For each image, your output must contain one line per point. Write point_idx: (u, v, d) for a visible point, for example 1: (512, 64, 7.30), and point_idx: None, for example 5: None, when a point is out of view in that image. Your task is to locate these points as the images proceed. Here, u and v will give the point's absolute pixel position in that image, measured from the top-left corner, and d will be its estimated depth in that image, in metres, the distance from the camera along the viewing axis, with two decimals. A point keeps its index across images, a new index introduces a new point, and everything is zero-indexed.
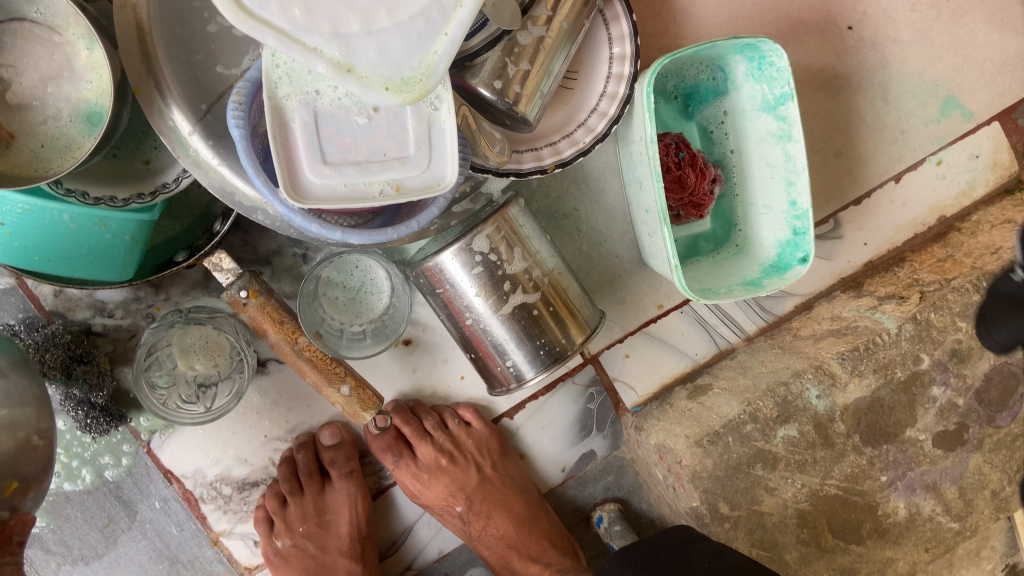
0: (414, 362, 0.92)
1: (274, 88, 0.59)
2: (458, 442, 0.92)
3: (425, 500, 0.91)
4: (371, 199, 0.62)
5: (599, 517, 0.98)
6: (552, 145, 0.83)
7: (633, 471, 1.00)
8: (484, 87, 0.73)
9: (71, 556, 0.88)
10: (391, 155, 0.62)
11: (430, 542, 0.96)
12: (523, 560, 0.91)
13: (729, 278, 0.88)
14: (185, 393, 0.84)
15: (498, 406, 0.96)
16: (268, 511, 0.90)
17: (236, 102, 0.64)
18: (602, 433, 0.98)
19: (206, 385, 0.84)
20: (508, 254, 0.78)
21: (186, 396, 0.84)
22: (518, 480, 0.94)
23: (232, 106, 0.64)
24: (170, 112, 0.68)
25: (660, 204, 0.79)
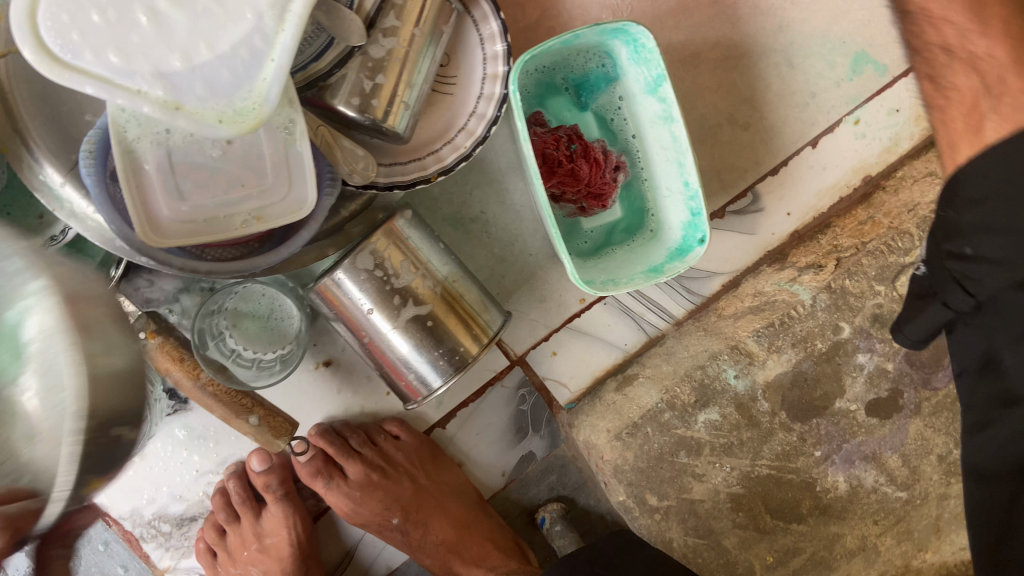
0: (337, 383, 0.93)
1: (125, 133, 0.66)
2: (389, 456, 0.93)
3: (362, 517, 0.92)
4: (232, 230, 0.71)
5: (542, 517, 0.97)
6: (434, 153, 0.82)
7: (576, 468, 0.99)
8: (343, 105, 0.73)
9: None
10: (253, 185, 0.71)
11: (378, 558, 0.97)
12: (466, 564, 0.94)
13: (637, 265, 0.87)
14: None
15: (428, 417, 0.96)
16: (208, 541, 0.93)
17: (86, 151, 0.67)
18: (539, 433, 0.97)
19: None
20: (395, 268, 0.78)
21: None
22: (454, 486, 0.95)
23: (84, 155, 0.67)
24: (41, 167, 0.73)
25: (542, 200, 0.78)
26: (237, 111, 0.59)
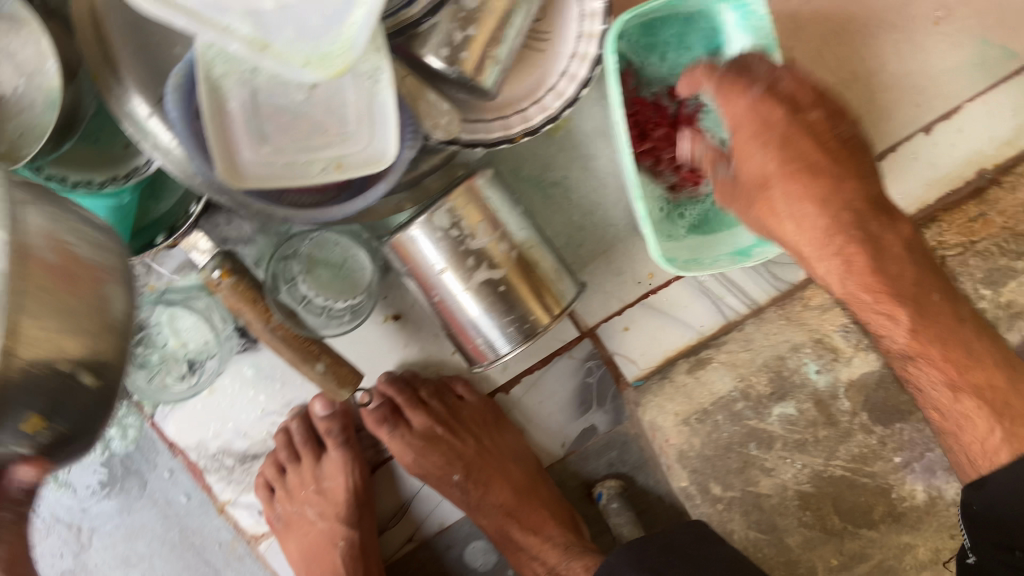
0: (403, 338, 0.93)
1: (212, 67, 0.64)
2: (455, 411, 0.95)
3: (422, 470, 0.93)
4: (311, 176, 0.69)
5: (599, 493, 0.96)
6: (522, 112, 0.79)
7: (639, 447, 0.97)
8: (433, 56, 0.71)
9: (91, 520, 0.94)
10: (332, 130, 0.69)
11: (431, 513, 0.97)
12: (523, 530, 0.92)
13: (721, 247, 0.83)
14: (174, 370, 0.87)
15: (492, 380, 0.94)
16: (268, 479, 0.93)
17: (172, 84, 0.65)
18: (602, 408, 0.95)
19: (194, 363, 0.88)
20: (473, 228, 0.78)
21: (175, 373, 0.87)
22: (517, 451, 0.95)
23: (170, 88, 0.65)
24: (128, 98, 0.70)
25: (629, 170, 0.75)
26: None
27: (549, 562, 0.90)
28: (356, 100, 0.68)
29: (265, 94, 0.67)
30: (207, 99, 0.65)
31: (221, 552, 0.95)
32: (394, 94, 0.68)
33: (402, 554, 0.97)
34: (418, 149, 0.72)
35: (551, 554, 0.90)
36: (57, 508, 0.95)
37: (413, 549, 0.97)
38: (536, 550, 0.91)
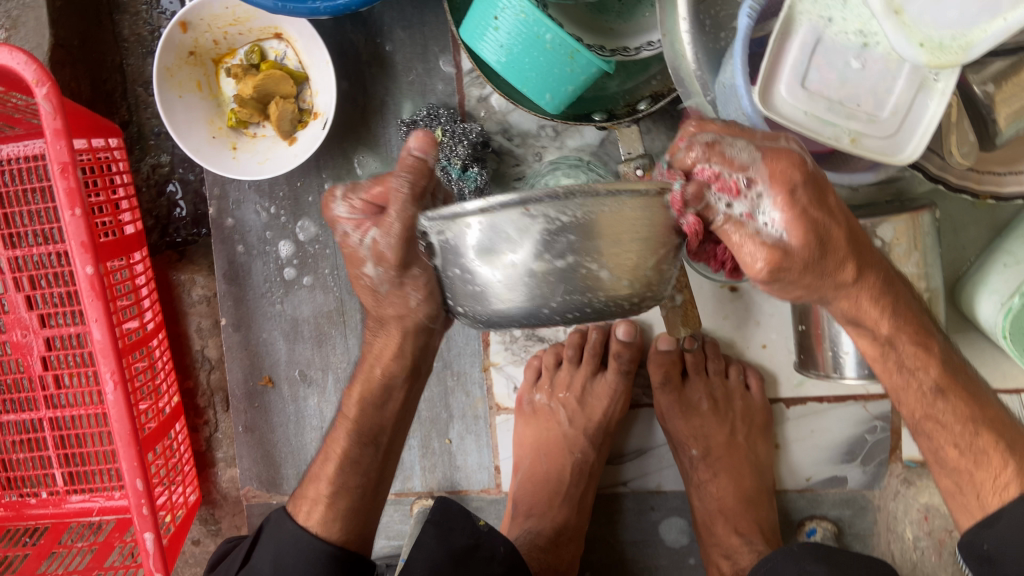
0: (728, 310, 0.94)
1: (797, 2, 0.68)
2: (729, 396, 0.93)
3: (672, 428, 0.93)
4: (827, 139, 0.70)
5: (812, 529, 0.95)
6: (997, 174, 0.78)
7: (873, 518, 0.96)
8: (977, 86, 0.72)
9: (372, 317, 0.98)
10: (863, 108, 0.70)
11: (653, 472, 0.99)
12: (728, 529, 0.90)
13: None
14: None
15: (781, 388, 0.96)
16: (542, 364, 0.97)
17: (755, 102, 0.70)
18: (864, 466, 0.95)
19: None
20: (905, 254, 0.78)
21: None
22: (762, 461, 0.93)
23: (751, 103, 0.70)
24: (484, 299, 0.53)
25: None
26: (940, 46, 0.62)
27: (739, 564, 0.88)
28: (906, 92, 0.69)
29: (828, 46, 0.69)
30: (780, 24, 0.69)
31: (463, 404, 0.99)
32: (943, 107, 0.68)
33: (608, 491, 1.00)
34: (921, 160, 0.76)
35: (744, 555, 0.87)
36: (348, 291, 0.97)
37: (621, 494, 0.99)
38: (733, 552, 0.89)
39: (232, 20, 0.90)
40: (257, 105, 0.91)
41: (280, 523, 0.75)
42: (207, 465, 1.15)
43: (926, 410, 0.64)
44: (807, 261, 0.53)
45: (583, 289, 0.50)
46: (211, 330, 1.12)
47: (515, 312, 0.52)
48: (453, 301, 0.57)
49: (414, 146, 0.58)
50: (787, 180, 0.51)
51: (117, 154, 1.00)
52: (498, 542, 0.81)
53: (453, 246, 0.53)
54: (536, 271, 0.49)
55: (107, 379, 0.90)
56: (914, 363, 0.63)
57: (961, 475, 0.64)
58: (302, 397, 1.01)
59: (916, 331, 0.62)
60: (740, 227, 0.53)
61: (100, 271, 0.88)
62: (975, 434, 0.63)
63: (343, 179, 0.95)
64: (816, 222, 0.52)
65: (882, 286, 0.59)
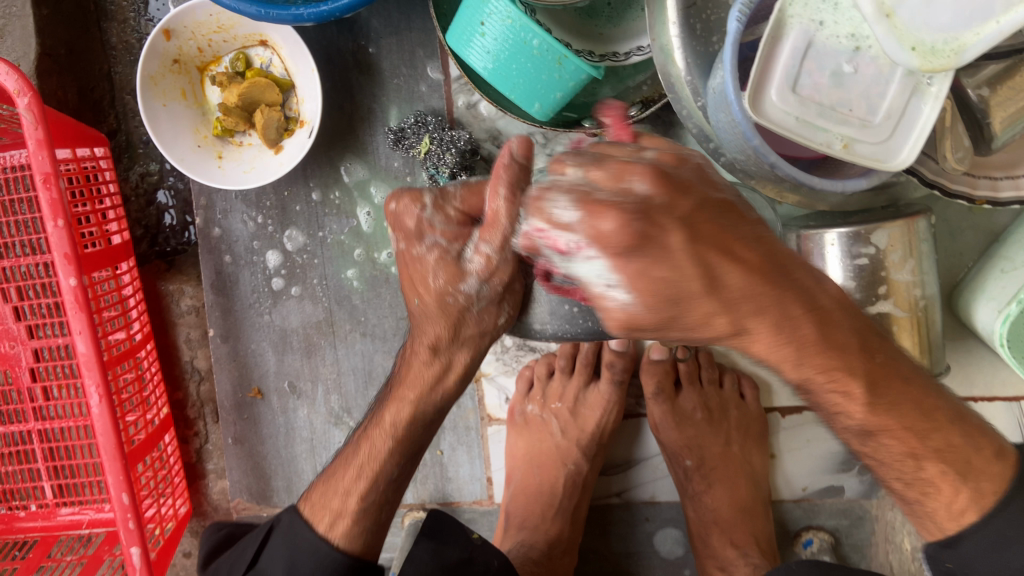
0: None
1: (787, 6, 0.67)
2: (724, 405, 0.91)
3: (666, 439, 0.92)
4: (818, 144, 0.68)
5: (808, 540, 0.94)
6: (992, 179, 0.76)
7: (870, 528, 0.94)
8: (971, 90, 0.71)
9: (361, 327, 0.96)
10: (855, 113, 0.68)
11: (647, 483, 0.98)
12: (724, 541, 0.89)
13: None
14: None
15: (776, 397, 0.94)
16: (534, 374, 0.95)
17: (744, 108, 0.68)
18: (861, 476, 0.93)
19: None
20: (900, 262, 0.76)
21: None
22: (757, 471, 0.92)
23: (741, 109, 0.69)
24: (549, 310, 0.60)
25: None
26: (933, 51, 0.61)
27: None
28: (899, 96, 0.68)
29: (819, 50, 0.67)
30: (770, 28, 0.67)
31: (454, 414, 0.97)
32: (937, 112, 0.67)
33: (602, 502, 0.98)
34: (915, 166, 0.75)
35: (740, 567, 0.87)
36: (337, 301, 0.96)
37: (615, 505, 0.98)
38: (729, 565, 0.87)
39: (216, 28, 0.88)
40: (242, 113, 0.90)
41: (295, 528, 0.73)
42: (198, 477, 1.13)
43: (907, 451, 0.57)
44: (659, 322, 0.43)
45: (621, 324, 0.59)
46: (200, 341, 1.11)
47: (580, 332, 0.60)
48: (534, 319, 0.63)
49: (516, 150, 0.52)
50: (609, 244, 0.40)
51: (103, 164, 0.99)
52: (492, 555, 0.79)
53: (533, 267, 0.60)
54: (574, 308, 0.59)
55: (93, 393, 0.89)
56: (879, 405, 0.55)
57: (914, 504, 0.60)
58: (292, 409, 1.00)
59: (831, 375, 0.51)
60: (581, 282, 0.43)
61: (84, 283, 0.87)
62: (919, 467, 0.58)
63: (331, 188, 0.93)
64: (666, 281, 0.41)
65: (787, 320, 0.47)
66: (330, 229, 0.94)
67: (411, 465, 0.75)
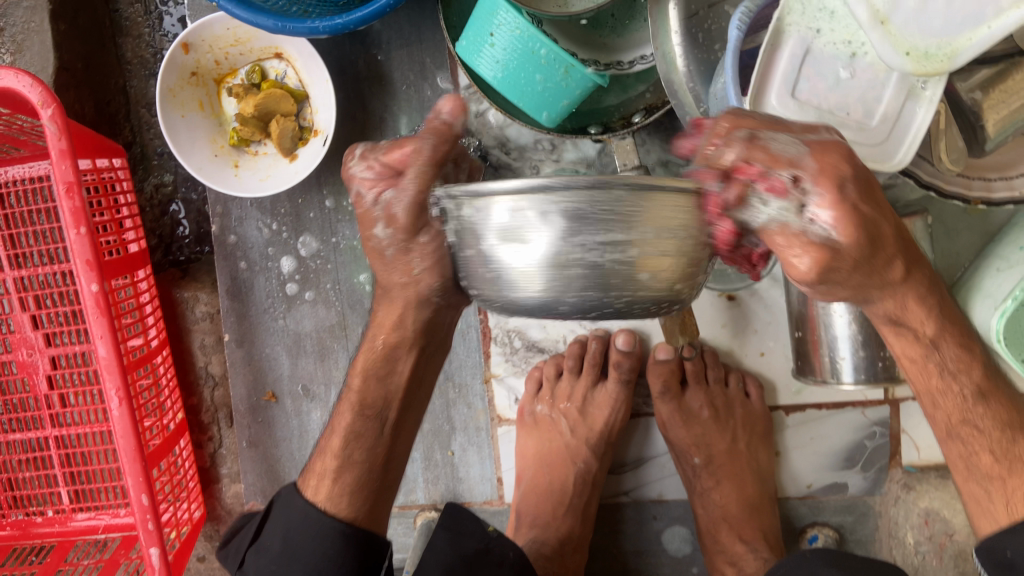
0: (726, 319, 0.95)
1: (785, 15, 0.70)
2: (730, 403, 0.94)
3: (674, 437, 0.94)
4: None
5: (813, 536, 0.96)
6: (986, 180, 0.79)
7: (874, 524, 0.96)
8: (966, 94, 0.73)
9: (374, 330, 0.99)
10: (853, 117, 0.71)
11: (655, 482, 1.00)
12: (733, 536, 0.90)
13: None
14: None
15: (780, 396, 0.96)
16: (543, 375, 0.97)
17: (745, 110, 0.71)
18: (864, 472, 0.95)
19: None
20: None
21: None
22: (763, 468, 0.94)
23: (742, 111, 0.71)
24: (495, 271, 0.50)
25: None
26: (926, 55, 0.63)
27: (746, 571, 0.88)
28: (895, 100, 0.70)
29: (816, 57, 0.70)
30: (769, 36, 0.70)
31: (465, 416, 0.99)
32: (932, 114, 0.69)
33: (611, 501, 1.00)
34: (911, 167, 0.77)
35: (750, 562, 0.88)
36: (350, 305, 0.98)
37: (623, 503, 0.99)
38: (738, 560, 0.89)
39: (233, 41, 0.91)
40: (258, 123, 0.92)
41: (290, 497, 0.76)
42: (212, 481, 1.15)
43: (964, 414, 0.64)
44: (858, 258, 0.51)
45: (630, 278, 0.48)
46: (214, 347, 1.13)
47: (527, 304, 0.50)
48: (465, 279, 0.55)
49: (444, 111, 0.59)
50: (834, 175, 0.49)
51: (120, 174, 1.02)
52: (509, 547, 0.81)
53: (465, 228, 0.51)
54: (584, 248, 0.47)
55: (112, 396, 0.91)
56: (955, 366, 0.64)
57: (991, 482, 0.63)
58: (305, 412, 1.02)
59: (956, 335, 0.63)
60: (783, 227, 0.50)
61: (104, 289, 0.89)
62: (1013, 442, 0.64)
63: (343, 195, 0.96)
64: (865, 217, 0.50)
65: (926, 286, 0.60)
66: (343, 235, 0.97)
67: (398, 441, 0.77)
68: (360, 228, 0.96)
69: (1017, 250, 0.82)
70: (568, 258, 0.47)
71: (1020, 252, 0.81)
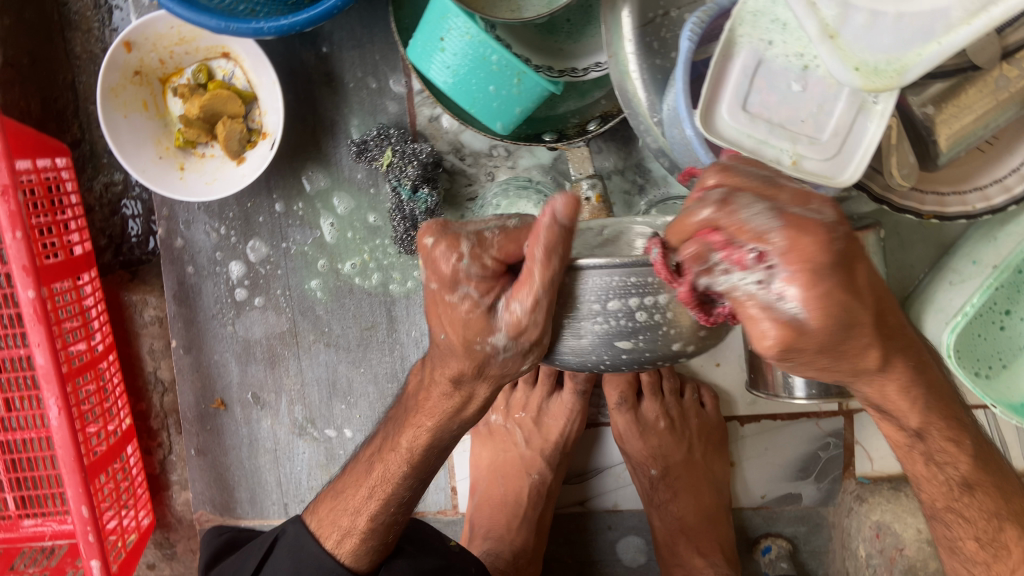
0: None
1: (736, 27, 0.69)
2: (685, 414, 0.92)
3: (630, 450, 0.92)
4: (767, 160, 0.70)
5: (767, 547, 0.96)
6: (939, 195, 0.79)
7: (828, 534, 0.96)
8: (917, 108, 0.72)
9: (326, 337, 0.97)
10: (804, 131, 0.70)
11: (610, 492, 0.99)
12: (691, 549, 0.90)
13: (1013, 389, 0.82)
14: None
15: (736, 407, 0.96)
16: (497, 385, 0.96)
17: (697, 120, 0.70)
18: (818, 483, 0.95)
19: None
20: None
21: None
22: (718, 479, 0.93)
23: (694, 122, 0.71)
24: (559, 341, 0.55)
25: (1010, 259, 0.77)
26: (875, 70, 0.60)
27: None
28: (845, 115, 0.69)
29: (767, 69, 0.69)
30: (720, 49, 0.69)
31: None
32: (882, 129, 0.69)
33: (567, 511, 0.99)
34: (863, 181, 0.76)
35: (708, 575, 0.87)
36: (301, 312, 0.96)
37: (579, 514, 0.98)
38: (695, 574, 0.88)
39: (178, 40, 0.89)
40: (204, 125, 0.90)
41: (300, 540, 0.73)
42: (162, 489, 1.13)
43: (950, 502, 0.62)
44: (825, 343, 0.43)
45: (659, 350, 0.53)
46: (164, 352, 1.10)
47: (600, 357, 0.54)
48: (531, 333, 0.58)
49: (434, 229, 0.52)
50: (804, 258, 0.39)
51: (65, 174, 0.99)
52: (470, 563, 0.79)
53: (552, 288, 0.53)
54: (637, 317, 0.51)
55: (51, 405, 0.89)
56: (943, 458, 0.59)
57: (979, 567, 0.63)
58: (255, 419, 1.00)
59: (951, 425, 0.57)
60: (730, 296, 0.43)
61: (43, 295, 0.86)
62: (999, 529, 0.61)
63: (294, 200, 0.93)
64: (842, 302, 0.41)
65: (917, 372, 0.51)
66: (294, 240, 0.94)
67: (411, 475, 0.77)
68: (311, 233, 0.94)
69: (969, 264, 0.83)
70: (624, 328, 0.52)
71: (972, 266, 0.81)
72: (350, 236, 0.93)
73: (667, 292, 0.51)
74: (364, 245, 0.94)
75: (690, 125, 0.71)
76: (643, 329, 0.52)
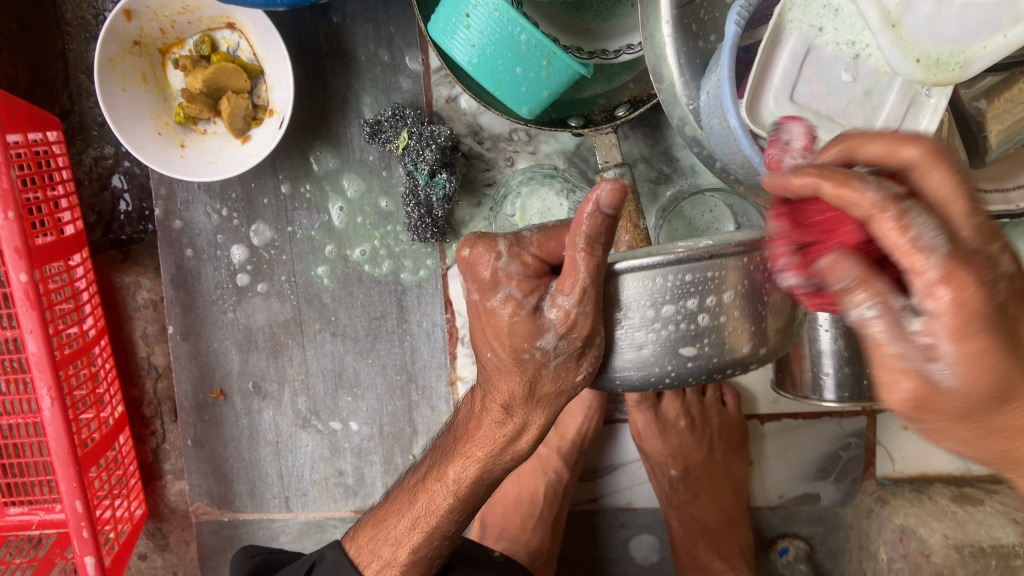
0: None
1: (786, 11, 0.64)
2: (705, 413, 0.90)
3: (649, 449, 0.89)
4: None
5: (784, 547, 0.94)
6: None
7: (845, 535, 0.94)
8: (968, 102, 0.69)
9: (333, 327, 0.92)
10: (853, 124, 0.66)
11: (624, 489, 0.96)
12: (710, 551, 0.87)
13: None
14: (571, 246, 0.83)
15: (757, 405, 0.93)
16: None
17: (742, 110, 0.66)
18: (837, 483, 0.93)
19: None
20: None
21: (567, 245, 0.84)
22: (737, 479, 0.90)
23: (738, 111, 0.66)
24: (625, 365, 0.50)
25: None
26: (937, 62, 0.52)
27: None
28: (896, 108, 0.65)
29: (818, 57, 0.65)
30: (769, 34, 0.64)
31: (428, 419, 0.94)
32: (936, 124, 0.65)
33: (580, 509, 0.96)
34: None
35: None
36: (307, 299, 0.92)
37: (592, 511, 0.95)
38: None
39: (180, 9, 0.83)
40: (207, 100, 0.84)
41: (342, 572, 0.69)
42: (155, 478, 1.09)
43: None
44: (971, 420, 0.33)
45: (725, 349, 0.49)
46: (158, 337, 1.06)
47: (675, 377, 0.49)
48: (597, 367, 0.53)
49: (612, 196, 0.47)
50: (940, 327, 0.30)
51: (56, 149, 0.93)
52: None
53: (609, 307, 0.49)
54: (696, 318, 0.47)
55: (44, 394, 0.84)
56: None
57: None
58: (256, 410, 0.96)
59: None
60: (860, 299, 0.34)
61: (36, 279, 0.81)
62: None
63: (301, 181, 0.89)
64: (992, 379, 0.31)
65: None
66: (300, 224, 0.90)
67: None
68: (318, 217, 0.89)
69: None
70: (692, 334, 0.47)
71: None
72: (359, 222, 0.89)
73: (729, 289, 0.47)
74: (375, 231, 0.89)
75: (734, 115, 0.66)
76: (713, 333, 0.48)
